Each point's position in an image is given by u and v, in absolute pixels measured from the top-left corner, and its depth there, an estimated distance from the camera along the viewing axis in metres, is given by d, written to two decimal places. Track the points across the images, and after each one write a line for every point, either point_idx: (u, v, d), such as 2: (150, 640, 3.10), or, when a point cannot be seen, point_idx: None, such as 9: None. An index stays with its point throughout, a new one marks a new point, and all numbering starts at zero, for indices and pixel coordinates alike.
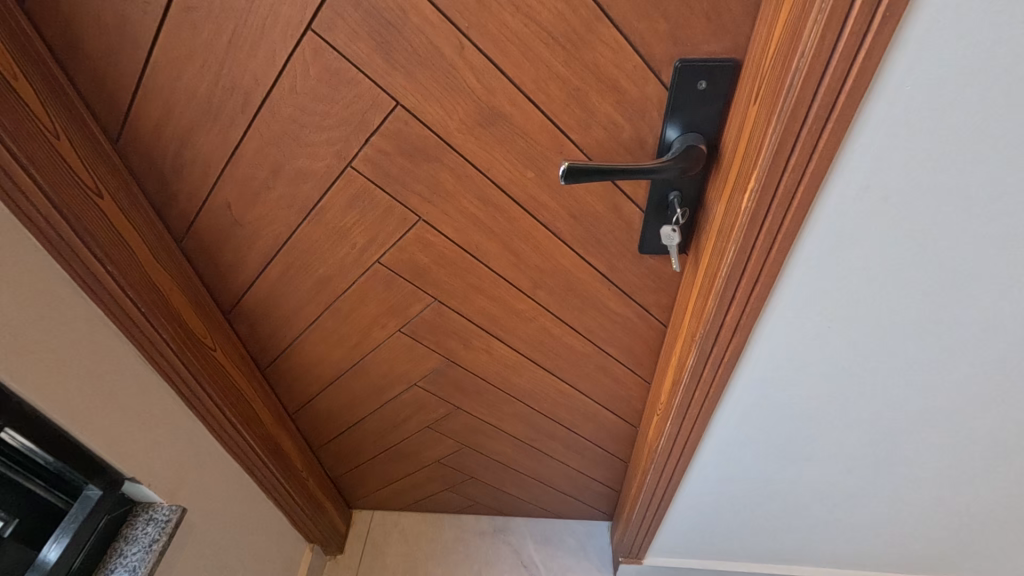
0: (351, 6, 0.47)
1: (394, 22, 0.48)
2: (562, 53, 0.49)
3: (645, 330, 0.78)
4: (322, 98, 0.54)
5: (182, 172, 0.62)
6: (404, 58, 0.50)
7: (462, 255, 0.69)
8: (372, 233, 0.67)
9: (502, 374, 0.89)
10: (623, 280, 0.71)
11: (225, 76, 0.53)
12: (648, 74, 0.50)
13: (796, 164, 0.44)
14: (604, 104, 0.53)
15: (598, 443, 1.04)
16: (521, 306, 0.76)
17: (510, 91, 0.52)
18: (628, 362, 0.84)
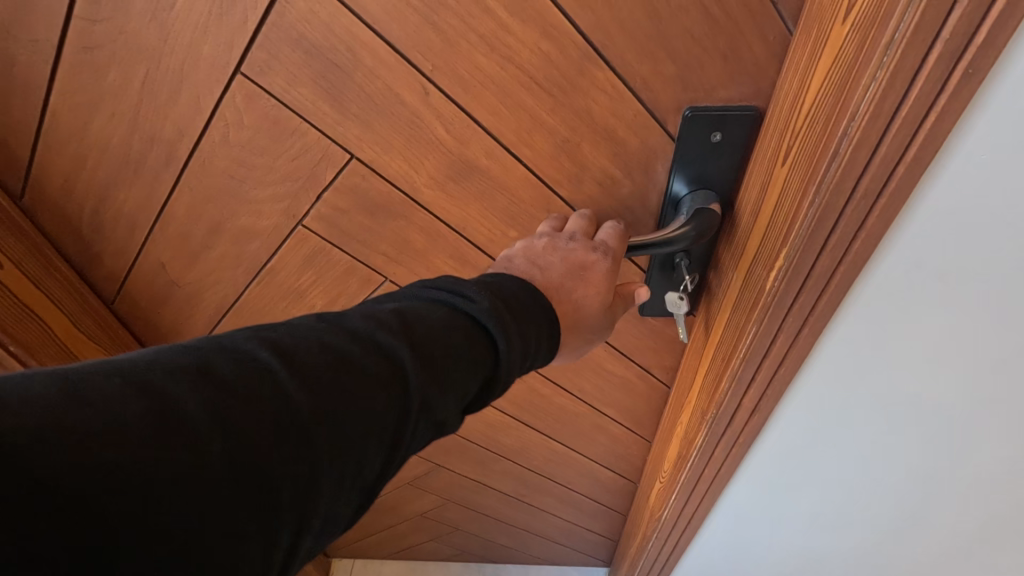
0: (287, 45, 0.38)
1: (342, 64, 0.39)
2: (549, 100, 0.41)
3: (646, 391, 0.70)
4: (262, 151, 0.45)
5: (104, 231, 0.52)
6: (358, 106, 0.42)
7: None
8: (332, 294, 0.58)
9: (488, 432, 0.80)
10: (621, 341, 0.62)
11: (142, 125, 0.44)
12: (652, 124, 0.42)
13: (836, 245, 0.36)
14: (600, 157, 0.44)
15: (594, 498, 0.96)
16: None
17: (487, 143, 0.44)
18: (627, 421, 0.76)
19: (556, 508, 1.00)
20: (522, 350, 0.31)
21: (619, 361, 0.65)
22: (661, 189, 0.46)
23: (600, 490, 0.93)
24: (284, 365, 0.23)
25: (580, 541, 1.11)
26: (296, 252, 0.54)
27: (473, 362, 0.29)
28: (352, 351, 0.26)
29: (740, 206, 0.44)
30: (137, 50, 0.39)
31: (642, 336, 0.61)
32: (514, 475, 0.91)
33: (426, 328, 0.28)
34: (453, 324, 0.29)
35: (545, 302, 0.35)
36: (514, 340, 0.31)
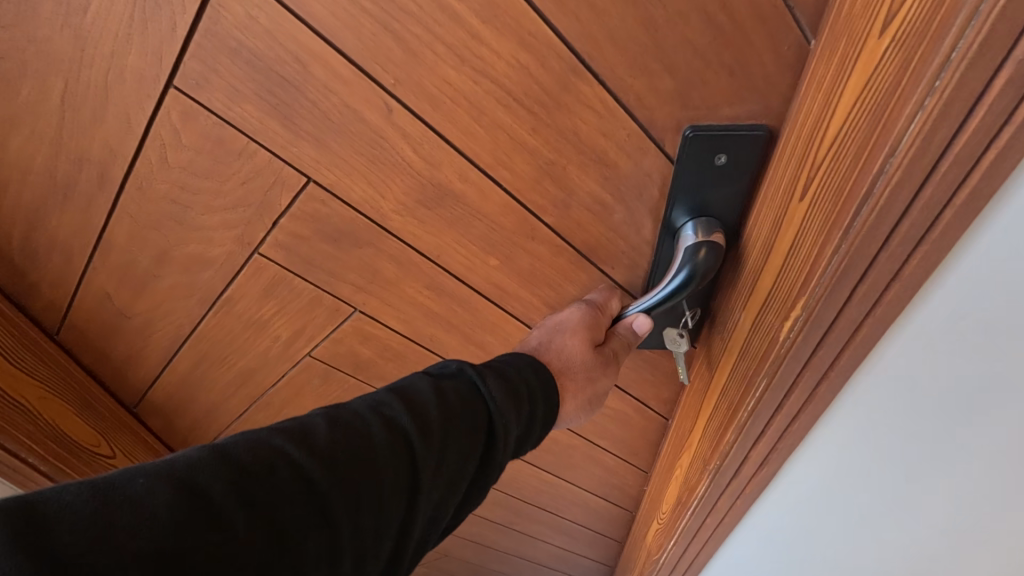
0: (224, 56, 0.33)
1: (290, 77, 0.34)
2: (530, 118, 0.36)
3: (642, 423, 0.65)
4: (206, 174, 0.40)
5: (38, 259, 0.47)
6: (312, 124, 0.36)
7: (413, 349, 0.54)
8: (297, 324, 0.53)
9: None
10: (615, 374, 0.57)
11: (66, 145, 0.38)
12: (648, 144, 0.37)
13: (866, 294, 0.32)
14: (589, 181, 0.39)
15: (588, 526, 0.91)
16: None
17: (460, 165, 0.38)
18: (622, 453, 0.71)
19: (549, 536, 0.95)
20: (518, 426, 0.35)
21: (614, 394, 0.60)
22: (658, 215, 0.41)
23: (595, 519, 0.88)
24: (318, 451, 0.27)
25: (574, 567, 1.06)
26: (255, 282, 0.48)
27: (475, 441, 0.33)
28: (378, 433, 0.29)
29: (744, 243, 0.39)
30: (50, 61, 0.34)
31: (638, 368, 0.56)
32: (503, 504, 0.86)
33: (438, 409, 0.32)
34: (460, 403, 0.33)
35: (543, 374, 0.39)
36: (512, 417, 0.35)
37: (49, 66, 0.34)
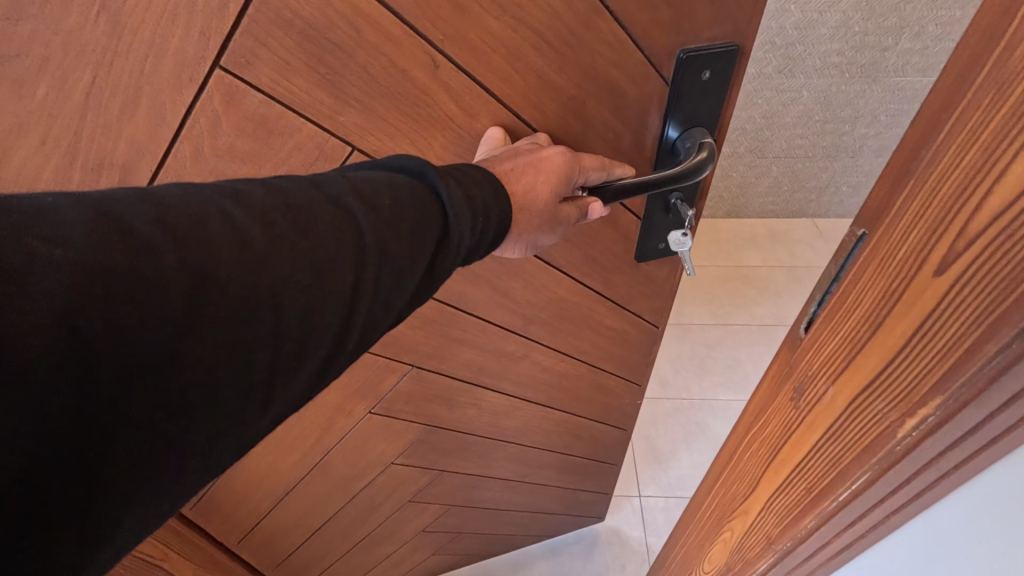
0: (278, 27, 0.34)
1: (343, 44, 0.35)
2: (557, 59, 0.41)
3: (639, 337, 0.73)
4: (245, 160, 0.39)
5: None
6: (362, 90, 0.38)
7: (442, 308, 0.57)
8: None
9: (495, 421, 0.78)
10: (619, 294, 0.65)
11: (86, 150, 0.35)
12: (649, 70, 0.44)
13: (947, 471, 0.23)
14: (604, 112, 0.45)
15: (591, 455, 0.99)
16: (514, 347, 0.66)
17: (497, 112, 0.42)
18: (621, 371, 0.79)
19: (557, 477, 1.02)
20: (473, 231, 0.33)
21: (618, 314, 0.68)
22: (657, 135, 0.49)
23: (597, 446, 0.97)
24: (253, 213, 0.26)
25: (579, 503, 1.15)
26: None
27: (423, 237, 0.30)
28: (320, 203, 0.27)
29: (812, 343, 0.29)
30: (77, 51, 0.31)
31: (637, 283, 0.65)
32: (517, 457, 0.90)
33: (387, 199, 0.30)
34: (415, 201, 0.30)
35: (498, 184, 0.36)
36: (465, 217, 0.32)
37: (74, 57, 0.31)
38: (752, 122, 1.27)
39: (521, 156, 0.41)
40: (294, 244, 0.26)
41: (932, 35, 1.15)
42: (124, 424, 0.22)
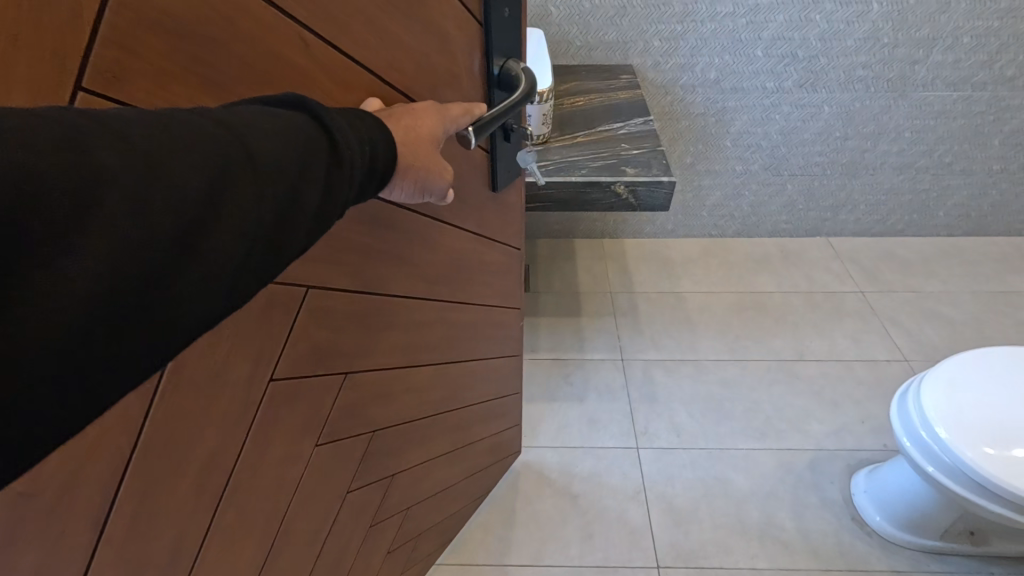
0: (161, 27, 0.45)
1: (218, 33, 0.49)
2: (378, 40, 0.64)
3: (488, 255, 1.07)
4: None
5: None
6: (222, 78, 0.50)
7: (361, 296, 0.78)
8: (253, 353, 0.66)
9: (421, 396, 1.04)
10: (467, 223, 0.95)
11: None
12: (434, 41, 0.72)
13: None
14: (418, 77, 0.72)
15: (491, 397, 1.34)
16: (416, 311, 0.91)
17: (357, 77, 0.63)
18: (485, 297, 1.12)
19: (482, 430, 1.38)
20: (355, 146, 0.49)
21: (470, 248, 0.99)
22: (456, 82, 0.78)
23: (491, 386, 1.32)
24: (186, 127, 0.39)
25: (495, 445, 1.54)
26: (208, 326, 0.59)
27: (315, 141, 0.46)
28: (231, 120, 0.42)
29: None
30: None
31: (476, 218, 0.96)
32: (445, 428, 1.17)
33: (282, 122, 0.44)
34: (305, 122, 0.47)
35: (378, 123, 0.54)
36: (346, 130, 0.49)
37: None
38: (768, 138, 2.29)
39: (404, 111, 0.62)
40: (221, 145, 0.40)
41: (963, 47, 2.02)
42: (126, 245, 0.35)
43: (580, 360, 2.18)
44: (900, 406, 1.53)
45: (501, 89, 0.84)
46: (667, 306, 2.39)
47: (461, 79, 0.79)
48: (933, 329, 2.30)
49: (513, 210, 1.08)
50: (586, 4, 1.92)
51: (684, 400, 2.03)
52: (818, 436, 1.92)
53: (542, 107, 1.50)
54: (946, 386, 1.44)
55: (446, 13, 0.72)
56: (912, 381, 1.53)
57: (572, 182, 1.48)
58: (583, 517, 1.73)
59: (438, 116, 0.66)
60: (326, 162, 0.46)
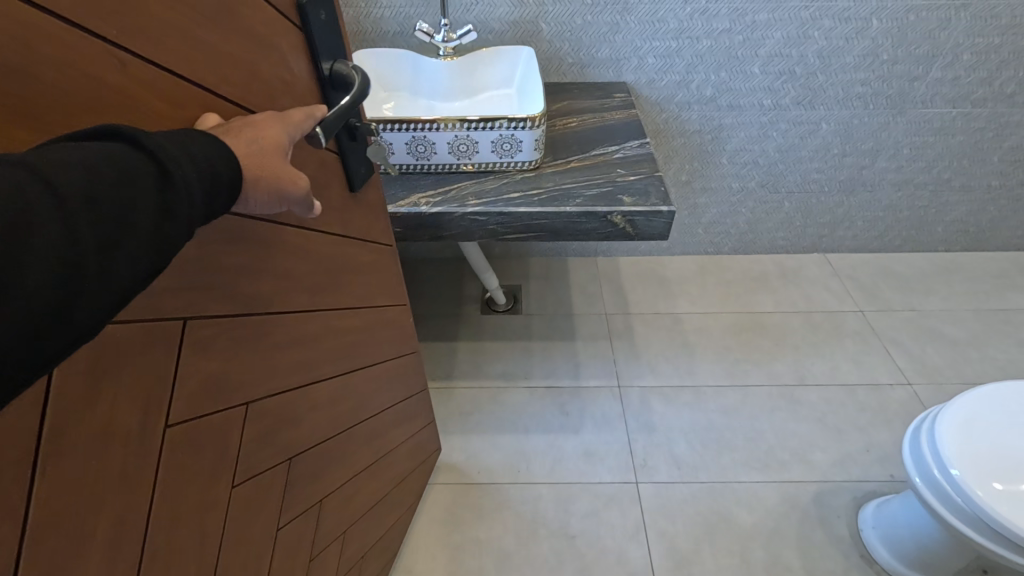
0: None
1: (26, 61, 0.45)
2: (210, 52, 0.63)
3: (366, 257, 1.10)
4: None
5: None
6: (30, 109, 0.46)
7: (245, 316, 0.77)
8: (140, 402, 0.62)
9: (329, 411, 1.05)
10: (339, 226, 0.97)
11: None
12: (274, 52, 0.72)
13: None
14: (261, 88, 0.71)
15: (397, 400, 1.38)
16: (303, 325, 0.91)
17: (192, 93, 0.61)
18: (373, 299, 1.16)
19: (399, 433, 1.43)
20: (189, 167, 0.50)
21: (342, 249, 1.00)
22: (292, 89, 0.77)
23: (397, 389, 1.37)
24: None
25: (417, 447, 1.60)
26: (79, 384, 0.54)
27: (137, 168, 0.46)
28: (37, 158, 0.41)
29: None
30: None
31: (338, 220, 0.96)
32: (359, 438, 1.20)
33: (96, 155, 0.45)
34: (126, 149, 0.47)
35: (214, 139, 0.54)
36: (172, 149, 0.50)
37: None
38: (766, 157, 2.23)
39: (243, 122, 0.61)
40: (26, 185, 0.39)
41: (964, 63, 1.97)
42: None
43: (576, 389, 2.09)
44: (911, 442, 1.47)
45: (337, 90, 0.85)
46: (663, 327, 2.32)
47: (297, 86, 0.78)
48: (925, 346, 2.26)
49: (374, 207, 1.09)
50: (578, 20, 1.83)
51: (683, 429, 1.96)
52: (824, 466, 1.86)
53: (534, 132, 1.42)
54: (962, 422, 1.37)
55: (270, 23, 0.70)
56: (927, 416, 1.46)
57: (565, 212, 1.41)
58: (581, 560, 1.64)
59: (283, 126, 0.66)
60: (154, 186, 0.47)
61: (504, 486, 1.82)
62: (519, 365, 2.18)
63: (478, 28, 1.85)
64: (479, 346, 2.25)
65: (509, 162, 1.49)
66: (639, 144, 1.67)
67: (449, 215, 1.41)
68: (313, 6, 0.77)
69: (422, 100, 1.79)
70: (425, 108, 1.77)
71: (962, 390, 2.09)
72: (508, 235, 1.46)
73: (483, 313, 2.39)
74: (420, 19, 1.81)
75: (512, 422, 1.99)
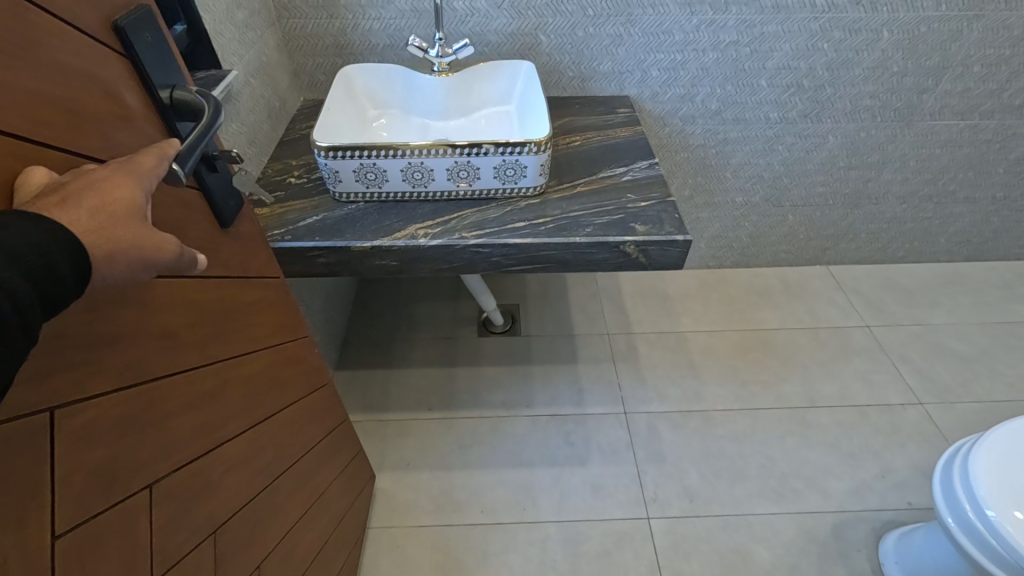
0: None
1: None
2: (30, 93, 0.50)
3: (263, 289, 0.95)
4: None
5: None
6: None
7: (135, 389, 0.64)
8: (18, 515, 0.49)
9: (251, 467, 0.91)
10: (235, 267, 0.86)
11: None
12: (107, 86, 0.60)
13: None
14: (103, 126, 0.59)
15: (320, 437, 1.25)
16: (203, 383, 0.77)
17: (14, 145, 0.49)
18: (279, 333, 1.02)
19: (327, 474, 1.30)
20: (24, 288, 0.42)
21: (234, 291, 0.85)
22: (132, 123, 0.64)
23: (319, 426, 1.23)
24: None
25: (347, 483, 1.46)
26: None
27: None
28: None
29: None
30: None
31: (217, 261, 0.80)
32: (287, 489, 1.07)
33: None
34: None
35: (49, 228, 0.45)
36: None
37: None
38: (770, 170, 2.16)
39: (83, 183, 0.50)
40: None
41: (975, 75, 1.91)
42: None
43: (579, 417, 2.00)
44: (941, 477, 1.41)
45: (182, 119, 0.71)
46: (668, 348, 2.24)
47: (135, 118, 0.64)
48: (926, 361, 2.21)
49: (258, 238, 0.93)
50: (579, 32, 1.73)
51: (693, 459, 1.88)
52: (839, 495, 1.79)
53: (539, 157, 1.32)
54: (998, 457, 1.31)
55: (81, 50, 0.56)
56: (960, 449, 1.40)
57: (576, 243, 1.31)
58: None
59: (139, 180, 0.55)
60: None
61: (508, 525, 1.72)
62: (519, 392, 2.07)
63: (473, 41, 1.75)
64: (477, 372, 2.14)
65: (513, 188, 1.39)
66: (648, 164, 1.57)
67: (450, 248, 1.30)
68: (133, 27, 0.63)
69: (415, 119, 1.67)
70: (419, 126, 1.66)
71: (974, 409, 2.04)
72: (514, 266, 1.36)
73: (481, 335, 2.28)
74: (411, 31, 1.70)
75: (515, 456, 1.89)
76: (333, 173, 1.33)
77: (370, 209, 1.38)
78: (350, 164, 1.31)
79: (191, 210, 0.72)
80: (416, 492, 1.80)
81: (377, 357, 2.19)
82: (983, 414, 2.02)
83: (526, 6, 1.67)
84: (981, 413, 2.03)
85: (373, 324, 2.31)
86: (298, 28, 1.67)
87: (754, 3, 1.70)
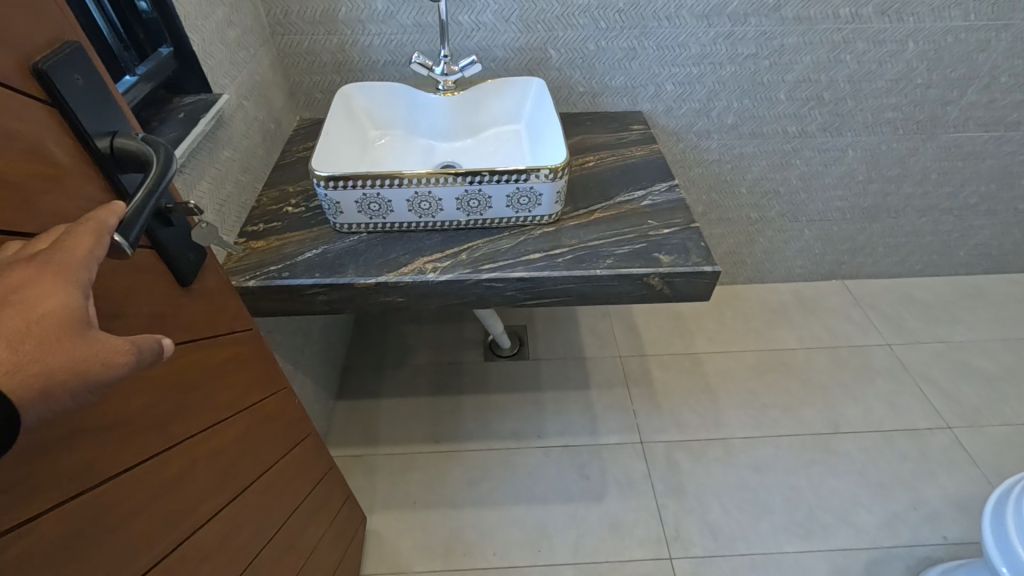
0: None
1: None
2: None
3: (235, 344, 0.84)
4: None
5: None
6: None
7: (86, 496, 0.54)
8: None
9: (228, 549, 0.81)
10: (202, 327, 0.75)
11: None
12: (31, 142, 0.50)
13: None
14: (29, 192, 0.49)
15: (305, 494, 1.13)
16: (167, 469, 0.67)
17: None
18: (255, 389, 0.91)
19: (315, 530, 1.20)
20: None
21: (198, 356, 0.74)
22: (62, 183, 0.53)
23: (304, 481, 1.12)
24: None
25: (337, 534, 1.36)
26: None
27: None
28: None
29: None
30: None
31: (177, 329, 0.69)
32: (271, 560, 0.96)
33: None
34: None
35: None
36: None
37: None
38: (786, 185, 2.07)
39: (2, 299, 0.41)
40: None
41: (1002, 87, 1.84)
42: None
43: (594, 447, 1.90)
44: (989, 519, 1.32)
45: (126, 170, 0.61)
46: (683, 370, 2.15)
47: (69, 177, 0.54)
48: (950, 381, 2.13)
49: (222, 289, 0.81)
50: (590, 45, 1.64)
51: (717, 492, 1.78)
52: (871, 529, 1.70)
53: (555, 184, 1.23)
54: None
55: None
56: (1009, 490, 1.31)
57: (597, 276, 1.21)
58: None
59: (76, 278, 0.45)
60: None
61: (523, 570, 1.62)
62: (530, 422, 1.98)
63: (479, 56, 1.66)
64: (485, 399, 2.04)
65: (527, 217, 1.30)
66: (666, 186, 1.48)
67: (460, 284, 1.21)
68: (60, 70, 0.52)
69: (419, 140, 1.58)
70: (423, 149, 1.57)
71: (1004, 433, 1.95)
72: (530, 301, 1.26)
73: (488, 360, 2.18)
74: (414, 47, 1.60)
75: (528, 491, 1.79)
76: (334, 204, 1.24)
77: (373, 241, 1.29)
78: (352, 194, 1.21)
79: (145, 276, 0.63)
80: (424, 533, 1.70)
81: (380, 385, 2.09)
82: (1014, 438, 1.94)
83: (535, 20, 1.58)
84: (1013, 437, 1.94)
85: (375, 349, 2.21)
86: (292, 45, 1.57)
87: (776, 15, 1.62)
